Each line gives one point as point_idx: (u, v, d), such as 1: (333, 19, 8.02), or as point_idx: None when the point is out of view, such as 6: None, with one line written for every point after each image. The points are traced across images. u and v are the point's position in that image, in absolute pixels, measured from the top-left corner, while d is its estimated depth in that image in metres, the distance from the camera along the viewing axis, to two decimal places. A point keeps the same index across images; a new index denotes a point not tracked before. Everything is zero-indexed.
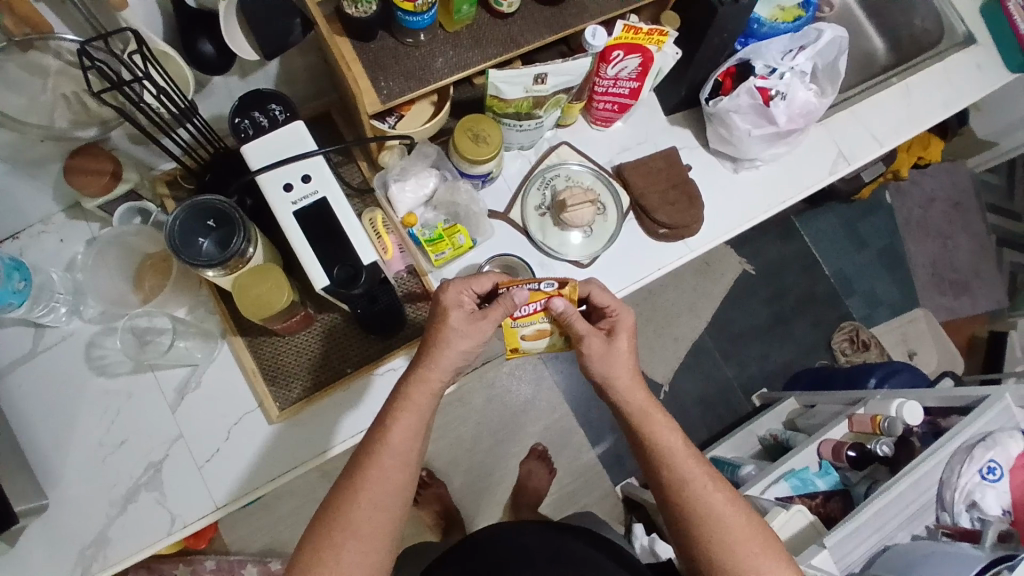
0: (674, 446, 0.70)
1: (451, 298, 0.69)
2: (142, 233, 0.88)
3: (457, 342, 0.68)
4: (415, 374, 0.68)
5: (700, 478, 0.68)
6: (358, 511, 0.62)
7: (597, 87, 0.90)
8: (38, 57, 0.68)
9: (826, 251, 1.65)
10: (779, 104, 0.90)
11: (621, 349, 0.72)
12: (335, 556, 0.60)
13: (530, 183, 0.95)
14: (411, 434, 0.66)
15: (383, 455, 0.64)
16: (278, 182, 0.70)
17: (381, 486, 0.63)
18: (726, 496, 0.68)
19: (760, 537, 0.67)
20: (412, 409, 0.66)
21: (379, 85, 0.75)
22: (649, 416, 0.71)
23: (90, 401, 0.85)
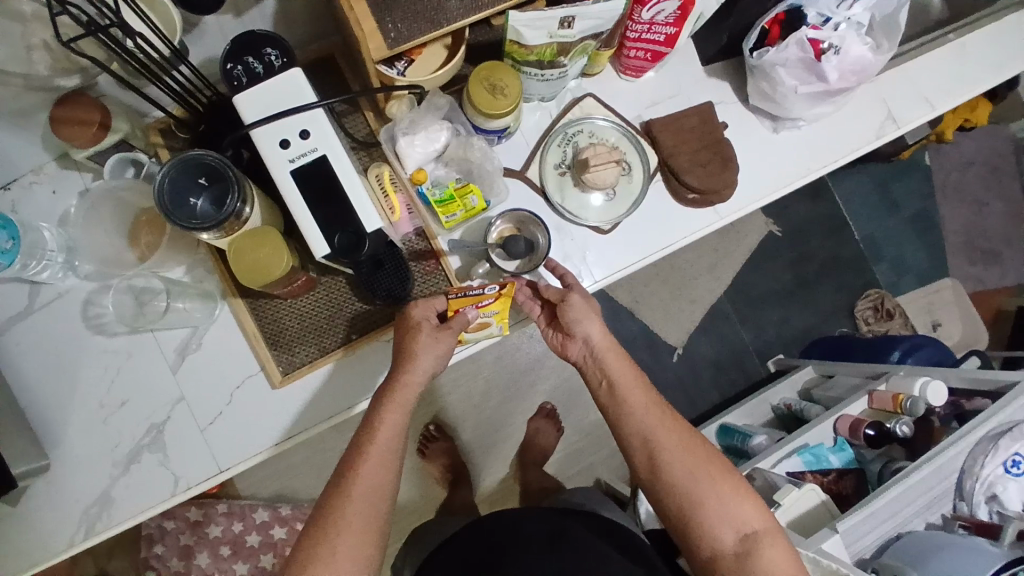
0: (632, 391, 0.74)
1: (420, 313, 0.73)
2: (134, 188, 0.82)
3: (429, 350, 0.72)
4: (397, 380, 0.71)
5: (654, 418, 0.73)
6: (353, 504, 0.65)
7: (628, 32, 0.80)
8: None
9: (856, 213, 1.56)
10: (831, 60, 0.81)
11: (589, 309, 0.76)
12: (332, 548, 0.63)
13: (550, 139, 0.88)
14: (397, 430, 0.69)
15: (371, 454, 0.67)
16: (273, 137, 0.63)
17: (370, 480, 0.66)
18: (679, 432, 0.72)
19: (718, 464, 0.71)
20: (395, 405, 0.70)
21: (385, 26, 0.67)
22: (609, 365, 0.75)
23: (89, 361, 0.82)
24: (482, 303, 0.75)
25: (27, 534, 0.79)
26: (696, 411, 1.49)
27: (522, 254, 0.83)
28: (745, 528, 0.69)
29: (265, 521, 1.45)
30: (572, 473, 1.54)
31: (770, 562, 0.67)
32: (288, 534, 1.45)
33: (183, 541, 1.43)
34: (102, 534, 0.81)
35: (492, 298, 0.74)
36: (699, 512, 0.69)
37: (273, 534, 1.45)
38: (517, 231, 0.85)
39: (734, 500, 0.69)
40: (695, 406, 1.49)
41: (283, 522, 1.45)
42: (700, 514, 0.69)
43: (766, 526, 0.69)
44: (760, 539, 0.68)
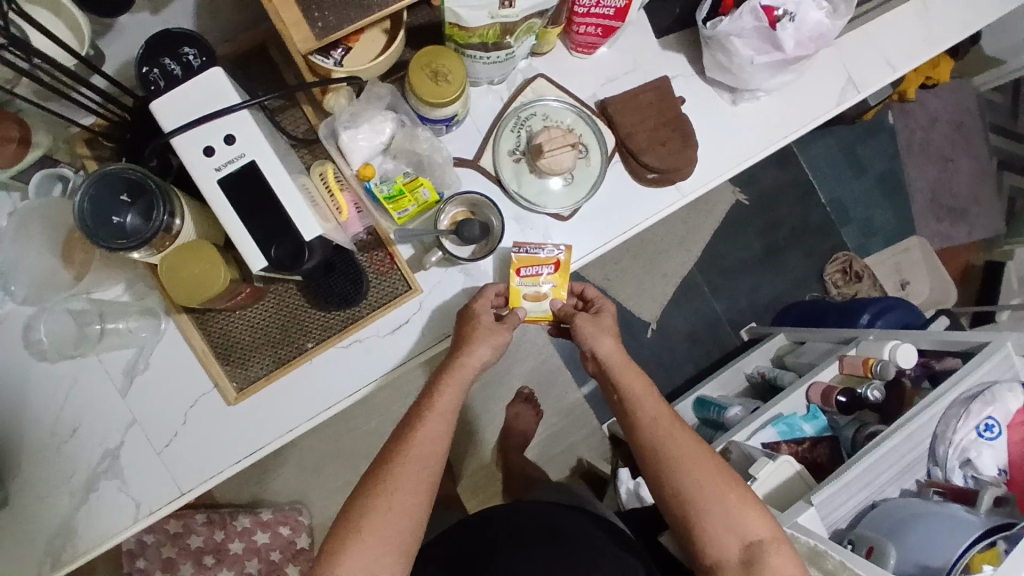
0: (642, 398, 0.77)
1: (482, 306, 0.78)
2: (57, 205, 0.75)
3: (487, 340, 0.77)
4: (457, 357, 0.76)
5: (664, 420, 0.76)
6: (408, 467, 0.72)
7: (576, 7, 0.77)
8: None
9: (823, 177, 1.55)
10: (786, 28, 0.77)
11: (604, 323, 0.80)
12: (387, 504, 0.70)
13: (503, 123, 0.84)
14: (454, 402, 0.76)
15: (429, 419, 0.74)
16: (195, 144, 0.59)
17: (427, 445, 0.73)
18: (688, 437, 0.75)
19: (723, 475, 0.73)
20: (453, 380, 0.76)
21: (312, 16, 0.63)
22: (624, 368, 0.79)
23: (33, 390, 0.78)
24: (540, 272, 0.79)
25: None
26: (674, 386, 1.49)
27: (478, 238, 0.78)
28: (749, 536, 0.71)
29: (248, 526, 1.43)
30: (554, 455, 1.54)
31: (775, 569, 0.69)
32: (272, 539, 1.43)
33: (165, 553, 1.41)
34: (66, 566, 0.78)
35: (551, 264, 0.79)
36: (707, 524, 0.71)
37: (257, 539, 1.43)
38: (470, 214, 0.81)
39: (738, 510, 0.71)
40: (672, 381, 1.49)
41: (265, 526, 1.43)
42: (709, 523, 0.71)
43: (771, 535, 0.71)
44: (764, 547, 0.70)
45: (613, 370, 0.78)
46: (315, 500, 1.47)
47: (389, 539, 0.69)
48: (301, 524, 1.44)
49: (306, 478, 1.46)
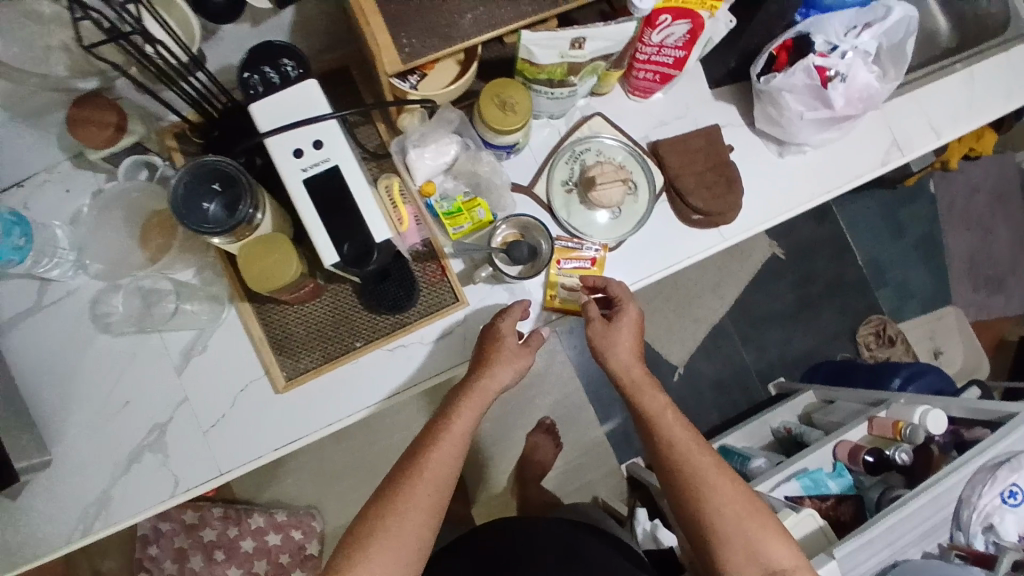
0: (662, 419, 0.77)
1: (507, 325, 0.80)
2: (145, 189, 0.82)
3: (509, 362, 0.78)
4: (477, 379, 0.78)
5: (687, 441, 0.76)
6: (422, 489, 0.73)
7: (638, 54, 0.82)
8: None
9: (861, 238, 1.57)
10: (837, 87, 0.82)
11: (617, 333, 0.79)
12: (398, 522, 0.72)
13: (557, 156, 0.89)
14: (468, 425, 0.77)
15: (445, 441, 0.76)
16: (286, 147, 0.64)
17: (439, 467, 0.74)
18: (712, 459, 0.75)
19: (742, 500, 0.73)
20: (472, 403, 0.77)
21: (399, 42, 0.69)
22: (643, 387, 0.78)
23: (95, 360, 0.83)
24: (578, 265, 0.87)
25: (25, 528, 0.81)
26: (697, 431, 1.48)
27: (525, 260, 0.82)
28: (773, 567, 0.72)
29: (261, 526, 1.45)
30: (570, 490, 1.53)
31: None
32: (283, 541, 1.45)
33: (178, 543, 1.43)
34: (98, 533, 0.82)
35: (589, 259, 0.87)
36: (727, 547, 0.73)
37: (268, 540, 1.45)
38: (521, 235, 0.85)
39: (755, 530, 0.72)
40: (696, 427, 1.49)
41: (278, 528, 1.45)
42: (727, 549, 0.73)
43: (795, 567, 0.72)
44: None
45: (627, 384, 0.79)
46: (329, 508, 1.48)
47: (398, 555, 0.71)
48: (313, 530, 1.46)
49: (322, 485, 1.49)
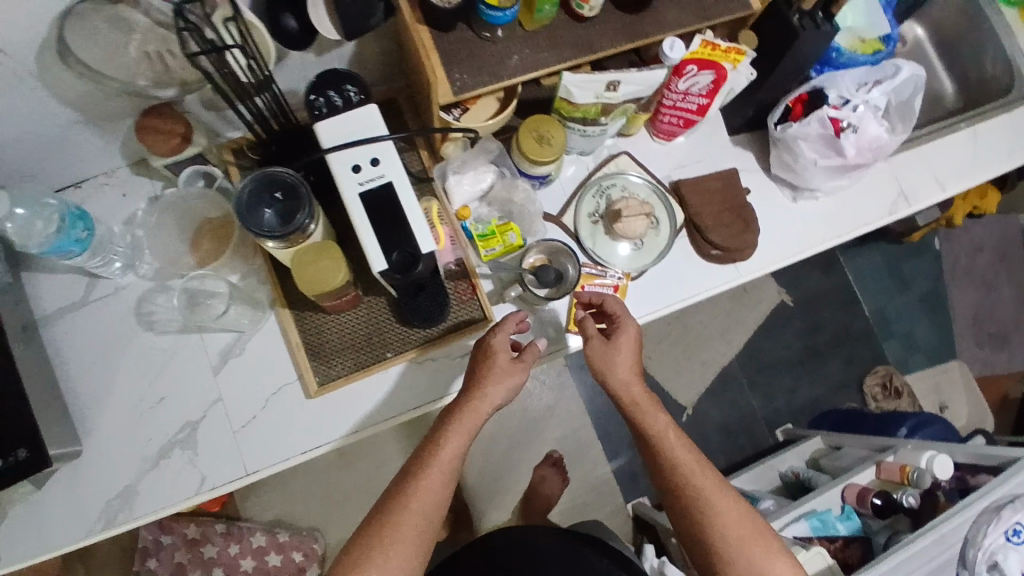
0: (664, 441, 0.75)
1: (500, 342, 0.78)
2: (206, 198, 0.88)
3: (500, 381, 0.76)
4: (467, 402, 0.75)
5: (691, 463, 0.74)
6: (411, 512, 0.70)
7: (664, 100, 0.89)
8: (126, 12, 0.66)
9: (867, 289, 1.62)
10: (849, 137, 0.89)
11: (619, 351, 0.78)
12: (385, 554, 0.68)
13: (585, 190, 0.95)
14: (459, 451, 0.74)
15: (434, 468, 0.72)
16: (346, 162, 0.70)
17: (429, 495, 0.71)
18: (714, 482, 0.74)
19: (746, 523, 0.72)
20: (462, 427, 0.74)
21: (452, 76, 0.76)
22: (644, 407, 0.77)
23: (135, 356, 0.87)
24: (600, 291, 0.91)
25: (49, 517, 0.83)
26: None
27: (553, 283, 0.87)
28: None
29: (262, 545, 1.44)
30: None
31: None
32: (282, 562, 1.44)
33: (177, 559, 1.42)
34: (119, 526, 0.84)
35: (612, 287, 0.91)
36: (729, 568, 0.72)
37: (268, 560, 1.43)
38: (549, 260, 0.90)
39: (759, 554, 0.71)
40: None
41: (279, 548, 1.44)
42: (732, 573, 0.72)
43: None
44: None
45: (629, 405, 0.78)
46: (332, 531, 1.47)
47: None
48: (313, 553, 1.45)
49: (327, 507, 1.48)
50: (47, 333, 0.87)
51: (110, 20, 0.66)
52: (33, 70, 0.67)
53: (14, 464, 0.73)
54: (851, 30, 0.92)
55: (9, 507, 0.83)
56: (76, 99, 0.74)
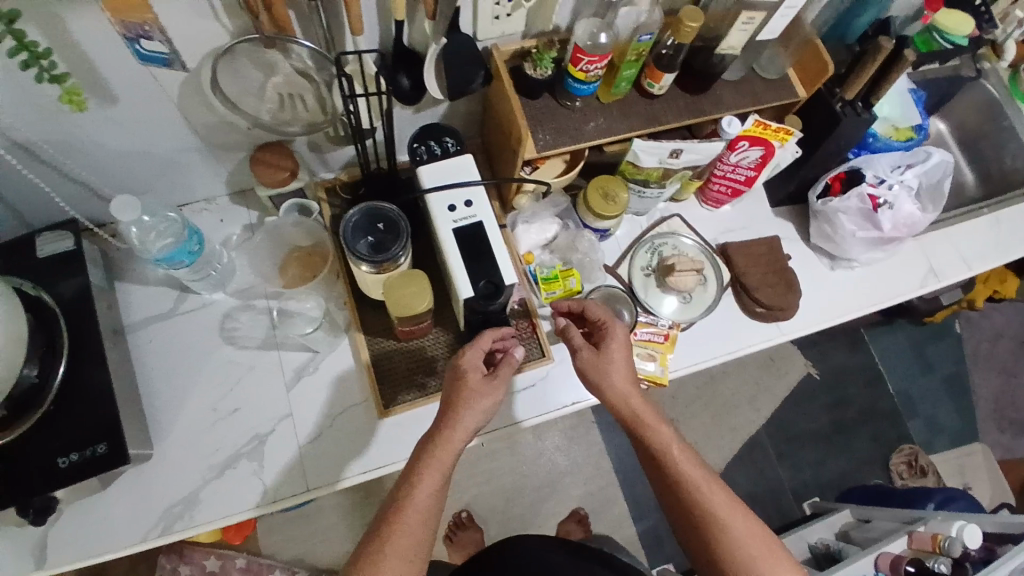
0: (670, 454, 0.72)
1: (470, 360, 0.74)
2: (300, 226, 0.95)
3: (473, 405, 0.70)
4: (438, 437, 0.70)
5: (697, 478, 0.71)
6: (390, 554, 0.65)
7: (716, 170, 0.99)
8: (273, 56, 0.70)
9: (891, 367, 1.66)
10: (886, 213, 0.98)
11: (610, 361, 0.75)
12: None
13: (638, 246, 1.03)
14: (434, 489, 0.68)
15: (410, 511, 0.67)
16: (444, 203, 0.79)
17: (409, 537, 0.66)
18: (721, 497, 0.70)
19: (756, 540, 0.69)
20: (433, 468, 0.68)
21: (537, 136, 0.85)
22: (644, 418, 0.73)
23: (216, 368, 0.92)
24: (653, 337, 0.98)
25: (105, 522, 0.84)
26: None
27: None
28: None
29: None
30: None
31: None
32: None
33: None
34: (176, 534, 0.84)
35: (663, 334, 0.98)
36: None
37: None
38: (608, 304, 0.98)
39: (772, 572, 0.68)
40: None
41: None
42: None
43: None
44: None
45: (630, 420, 0.74)
46: None
47: None
48: None
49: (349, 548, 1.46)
50: (130, 339, 0.91)
51: (256, 62, 0.71)
52: (176, 100, 0.75)
53: (91, 458, 0.76)
54: (886, 119, 1.04)
55: (69, 506, 0.83)
56: (204, 130, 0.82)
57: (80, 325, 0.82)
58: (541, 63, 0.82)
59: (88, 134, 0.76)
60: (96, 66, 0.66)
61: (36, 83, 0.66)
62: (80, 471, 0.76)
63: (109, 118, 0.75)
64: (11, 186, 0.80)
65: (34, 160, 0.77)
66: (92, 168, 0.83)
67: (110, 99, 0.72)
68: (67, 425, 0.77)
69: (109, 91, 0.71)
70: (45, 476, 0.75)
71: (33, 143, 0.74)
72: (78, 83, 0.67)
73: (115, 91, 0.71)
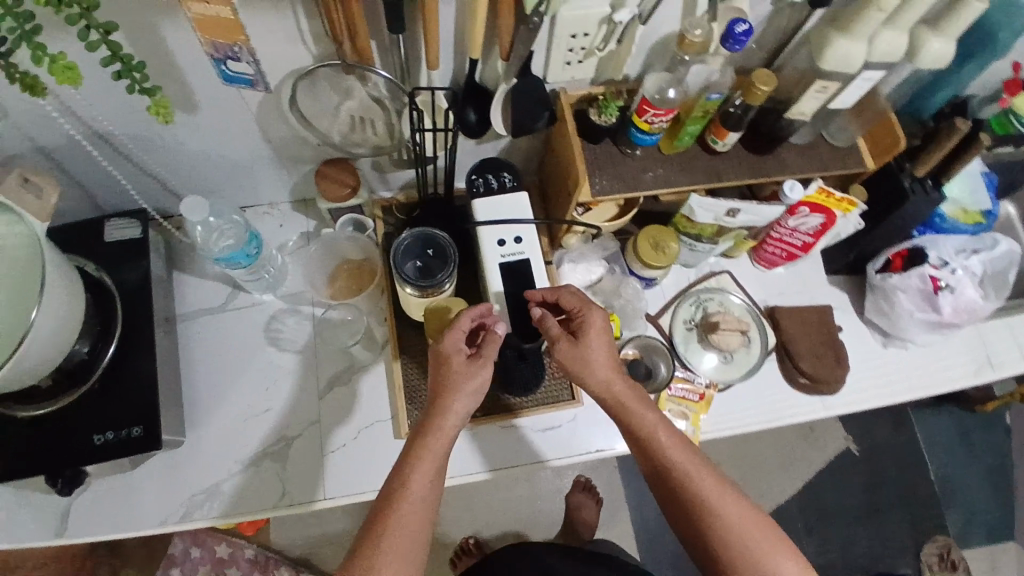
0: (655, 438, 0.70)
1: (451, 344, 0.72)
2: (354, 241, 0.97)
3: (463, 390, 0.70)
4: (430, 425, 0.69)
5: (686, 461, 0.69)
6: (386, 551, 0.63)
7: (773, 232, 0.98)
8: (350, 82, 0.74)
9: (938, 452, 1.57)
10: (947, 296, 0.94)
11: (589, 350, 0.71)
12: None
13: (684, 299, 1.02)
14: (428, 481, 0.67)
15: (404, 504, 0.65)
16: (494, 237, 0.81)
17: (404, 532, 0.64)
18: (712, 480, 0.68)
19: (750, 521, 0.66)
20: (428, 456, 0.67)
21: (593, 180, 0.85)
22: (626, 403, 0.71)
23: (255, 366, 0.95)
24: (688, 395, 0.96)
25: (130, 501, 0.87)
26: None
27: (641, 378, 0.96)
28: None
29: None
30: None
31: None
32: None
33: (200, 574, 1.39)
34: (195, 522, 0.87)
35: (698, 394, 0.96)
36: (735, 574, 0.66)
37: None
38: (645, 356, 0.98)
39: (771, 557, 0.65)
40: None
41: None
42: None
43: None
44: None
45: (611, 407, 0.72)
46: None
47: None
48: None
49: None
50: (180, 329, 0.95)
51: (334, 85, 0.74)
52: (255, 111, 0.79)
53: (127, 439, 0.80)
54: (955, 200, 0.97)
55: (97, 480, 0.86)
56: (277, 141, 0.86)
57: (135, 309, 0.86)
58: (607, 109, 0.82)
59: (170, 134, 0.81)
60: (187, 74, 0.71)
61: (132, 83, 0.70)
62: (114, 449, 0.79)
63: (192, 121, 0.79)
64: (92, 170, 0.85)
65: (117, 151, 0.82)
66: (169, 164, 0.87)
67: (195, 105, 0.76)
68: (109, 405, 0.81)
69: (193, 96, 0.75)
70: (82, 450, 0.79)
71: (114, 134, 0.79)
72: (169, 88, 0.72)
73: (197, 96, 0.75)
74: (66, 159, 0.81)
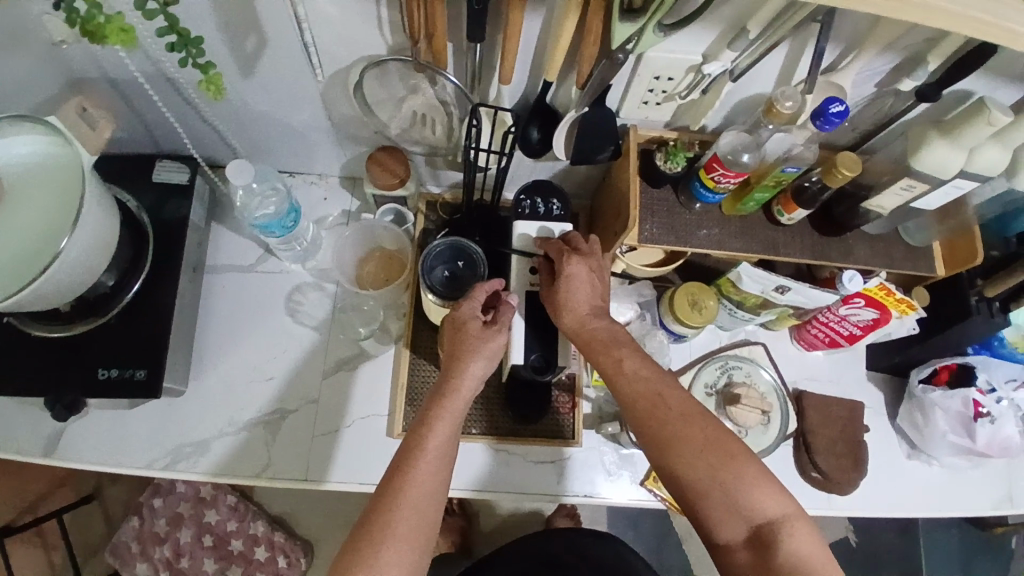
0: (622, 369, 0.70)
1: (468, 309, 0.72)
2: (390, 231, 0.96)
3: (479, 354, 0.70)
4: (445, 388, 0.68)
5: (652, 393, 0.68)
6: (401, 512, 0.62)
7: (820, 315, 0.92)
8: (420, 79, 0.72)
9: (936, 566, 1.48)
10: (986, 425, 0.89)
11: (568, 289, 0.73)
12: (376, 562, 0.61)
13: (710, 362, 0.97)
14: (447, 439, 0.66)
15: (420, 463, 0.64)
16: (526, 263, 0.79)
17: (420, 492, 0.63)
18: (679, 409, 0.67)
19: (719, 449, 0.66)
20: (445, 417, 0.67)
21: (644, 226, 0.81)
22: (595, 339, 0.72)
23: (267, 331, 0.95)
24: None
25: (123, 438, 0.88)
26: None
27: None
28: (758, 519, 0.64)
29: (258, 535, 1.41)
30: None
31: (802, 554, 0.62)
32: (266, 559, 1.40)
33: (179, 509, 1.40)
34: (178, 472, 0.88)
35: None
36: (711, 506, 0.66)
37: (255, 551, 1.40)
38: None
39: (744, 488, 0.64)
40: None
41: (271, 545, 1.41)
42: (712, 508, 0.66)
43: (789, 515, 0.64)
44: (779, 529, 0.64)
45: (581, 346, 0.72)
46: (323, 552, 1.44)
47: None
48: (298, 564, 1.41)
49: (330, 524, 1.45)
50: (206, 279, 0.96)
51: (403, 77, 0.72)
52: (321, 87, 0.79)
53: (130, 380, 0.81)
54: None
55: (95, 408, 0.88)
56: (338, 118, 0.85)
57: (166, 254, 0.87)
58: (674, 157, 0.78)
59: (236, 92, 0.81)
60: (262, 39, 0.70)
61: (208, 39, 0.70)
62: (115, 387, 0.81)
63: (258, 83, 0.79)
64: (153, 108, 0.85)
65: (181, 97, 0.82)
66: (230, 119, 0.88)
67: (266, 69, 0.76)
68: (121, 342, 0.82)
69: (263, 62, 0.74)
70: (84, 380, 0.81)
71: (179, 82, 0.79)
72: (242, 48, 0.72)
73: (266, 62, 0.74)
74: (132, 94, 0.82)
